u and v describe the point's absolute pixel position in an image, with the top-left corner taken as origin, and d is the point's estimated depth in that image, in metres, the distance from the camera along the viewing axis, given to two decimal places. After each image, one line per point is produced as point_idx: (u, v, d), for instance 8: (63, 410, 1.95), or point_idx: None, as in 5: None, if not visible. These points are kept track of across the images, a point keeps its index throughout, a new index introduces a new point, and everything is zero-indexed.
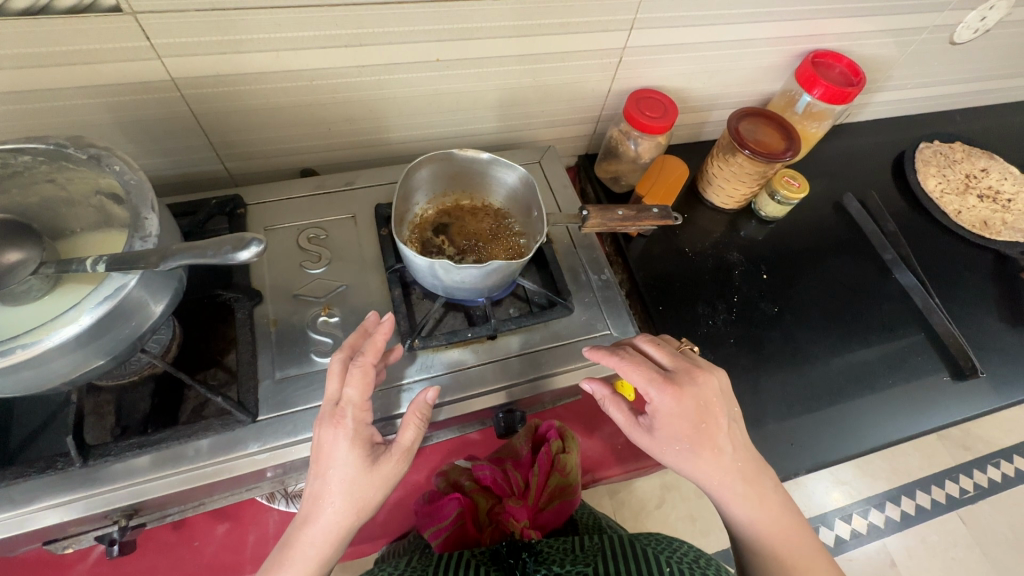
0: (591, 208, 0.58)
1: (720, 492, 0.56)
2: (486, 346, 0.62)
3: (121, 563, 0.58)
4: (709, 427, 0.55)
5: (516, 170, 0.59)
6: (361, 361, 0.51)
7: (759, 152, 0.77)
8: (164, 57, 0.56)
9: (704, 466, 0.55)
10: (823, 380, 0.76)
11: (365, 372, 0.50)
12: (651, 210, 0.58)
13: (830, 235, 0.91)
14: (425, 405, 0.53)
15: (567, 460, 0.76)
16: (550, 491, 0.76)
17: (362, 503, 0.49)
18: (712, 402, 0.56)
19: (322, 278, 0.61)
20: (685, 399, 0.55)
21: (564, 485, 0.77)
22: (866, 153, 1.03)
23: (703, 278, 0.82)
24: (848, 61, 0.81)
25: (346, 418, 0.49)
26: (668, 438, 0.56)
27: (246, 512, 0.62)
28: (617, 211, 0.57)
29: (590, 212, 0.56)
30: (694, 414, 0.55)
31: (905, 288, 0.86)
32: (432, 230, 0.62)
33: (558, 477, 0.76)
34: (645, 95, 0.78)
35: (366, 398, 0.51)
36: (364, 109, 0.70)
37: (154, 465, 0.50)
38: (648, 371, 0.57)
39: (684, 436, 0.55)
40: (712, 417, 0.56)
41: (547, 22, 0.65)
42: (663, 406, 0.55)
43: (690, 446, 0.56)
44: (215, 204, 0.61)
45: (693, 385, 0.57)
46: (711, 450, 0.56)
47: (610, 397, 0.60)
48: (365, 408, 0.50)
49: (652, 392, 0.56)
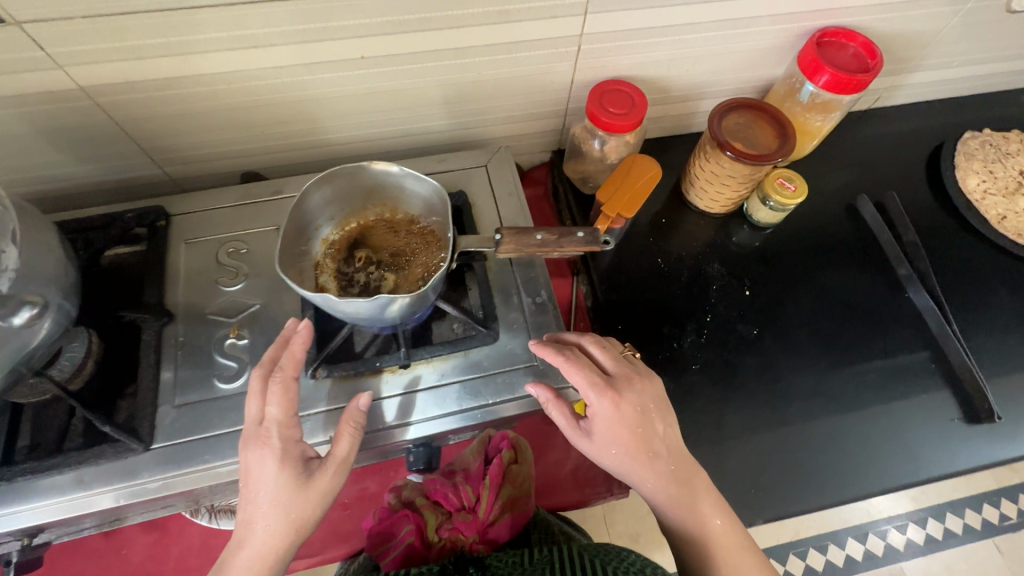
0: (509, 229, 0.52)
1: (657, 500, 0.53)
2: (397, 375, 0.57)
3: (52, 568, 0.60)
4: (646, 432, 0.52)
5: (427, 182, 0.54)
6: (282, 373, 0.48)
7: (741, 153, 0.67)
8: (65, 66, 0.53)
9: (643, 472, 0.52)
10: (803, 416, 0.68)
11: (287, 386, 0.48)
12: (577, 233, 0.52)
13: (837, 244, 0.79)
14: (360, 414, 0.51)
15: (518, 473, 0.73)
16: (503, 504, 0.72)
17: (299, 523, 0.46)
18: (651, 406, 0.53)
19: (237, 296, 0.59)
20: (625, 406, 0.52)
21: (518, 499, 0.72)
22: (895, 143, 0.89)
23: (674, 294, 0.74)
24: (864, 38, 0.68)
25: (272, 436, 0.47)
26: (606, 442, 0.52)
27: (172, 524, 0.62)
28: (534, 236, 0.51)
29: (503, 236, 0.50)
30: (635, 419, 0.52)
31: (920, 309, 0.74)
32: (348, 248, 0.59)
33: (507, 489, 0.72)
34: (610, 87, 0.69)
35: (292, 414, 0.48)
36: (295, 110, 0.66)
37: (52, 489, 0.50)
38: (590, 373, 0.52)
39: (625, 445, 0.52)
40: (651, 421, 0.53)
41: (481, 11, 0.58)
42: (601, 411, 0.52)
43: (628, 451, 0.52)
44: (132, 217, 0.59)
45: (633, 391, 0.53)
46: (648, 456, 0.52)
47: (555, 402, 0.54)
48: (292, 423, 0.48)
49: (590, 396, 0.52)
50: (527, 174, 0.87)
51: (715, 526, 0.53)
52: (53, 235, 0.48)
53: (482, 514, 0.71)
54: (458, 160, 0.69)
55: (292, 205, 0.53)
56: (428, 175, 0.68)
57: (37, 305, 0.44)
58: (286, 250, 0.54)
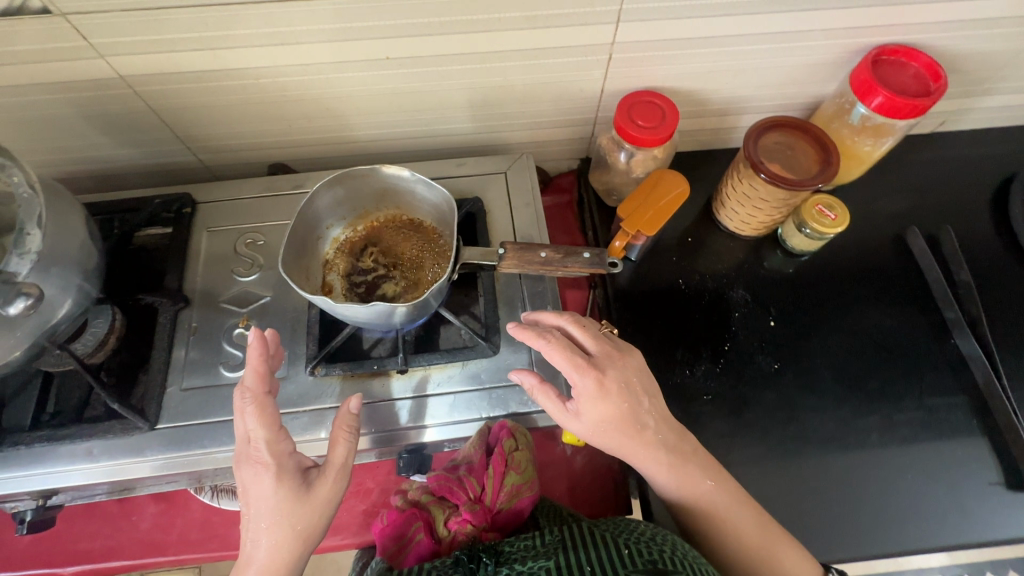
0: (515, 245, 0.54)
1: (647, 469, 0.56)
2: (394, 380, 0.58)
3: (68, 526, 0.63)
4: (631, 409, 0.54)
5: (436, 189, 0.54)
6: (253, 393, 0.47)
7: (775, 177, 0.62)
8: (106, 56, 0.56)
9: (628, 446, 0.55)
10: (820, 461, 0.64)
11: (264, 403, 0.47)
12: (581, 254, 0.54)
13: (878, 279, 0.74)
14: (351, 417, 0.51)
15: (526, 459, 0.57)
16: (510, 492, 0.57)
17: (306, 532, 0.46)
18: (634, 382, 0.54)
19: (250, 287, 0.61)
20: (609, 384, 0.53)
21: (524, 484, 0.58)
22: (958, 172, 0.81)
23: (693, 318, 0.71)
24: (927, 58, 0.63)
25: (262, 454, 0.46)
26: (594, 421, 0.53)
27: (178, 497, 0.65)
28: (536, 255, 0.52)
29: (506, 252, 0.52)
30: (619, 396, 0.53)
31: (965, 357, 0.67)
32: (357, 249, 0.60)
33: (514, 476, 0.57)
34: (640, 99, 0.66)
35: (278, 427, 0.48)
36: (322, 107, 0.66)
37: (65, 455, 0.54)
38: (572, 355, 0.53)
39: (612, 422, 0.53)
40: (636, 398, 0.54)
41: (506, 16, 0.56)
42: (586, 391, 0.52)
43: (616, 428, 0.54)
44: (159, 204, 0.63)
45: (615, 367, 0.54)
46: (632, 429, 0.54)
47: (540, 387, 0.54)
48: (280, 437, 0.48)
49: (575, 377, 0.53)
50: (553, 180, 0.85)
51: (704, 488, 0.56)
52: (80, 218, 0.51)
53: (490, 503, 0.57)
54: (478, 165, 0.68)
55: (303, 204, 0.54)
56: (446, 179, 0.67)
57: (31, 297, 0.43)
58: (294, 247, 0.55)
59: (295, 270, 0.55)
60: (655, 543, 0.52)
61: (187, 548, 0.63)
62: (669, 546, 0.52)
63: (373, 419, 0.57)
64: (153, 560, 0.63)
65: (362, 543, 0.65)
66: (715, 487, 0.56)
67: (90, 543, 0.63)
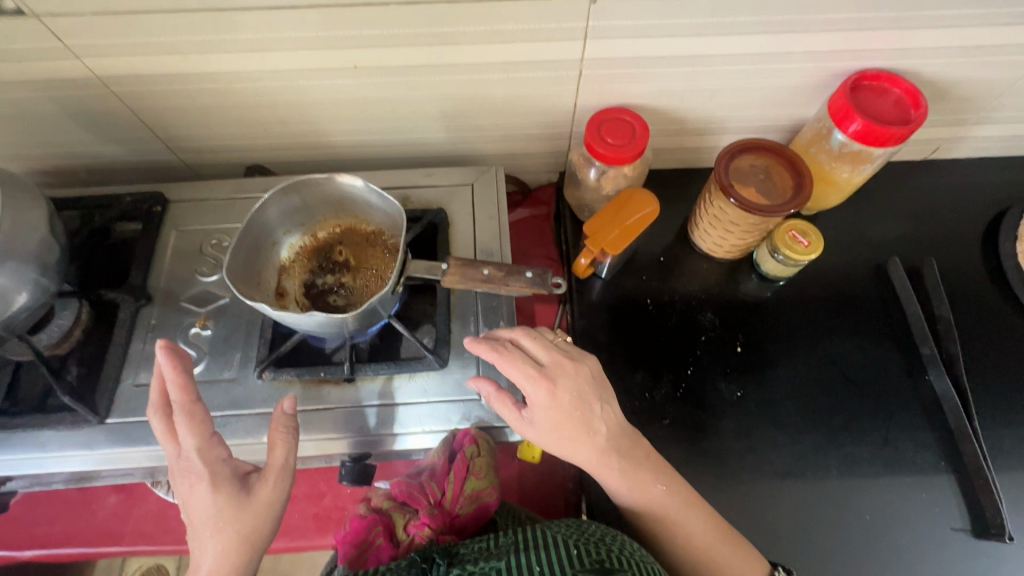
0: (458, 261, 0.58)
1: (599, 476, 0.54)
2: (341, 389, 0.59)
3: (29, 510, 0.65)
4: (584, 418, 0.52)
5: (389, 201, 0.56)
6: (178, 406, 0.47)
7: (746, 204, 0.61)
8: (82, 57, 0.57)
9: (583, 456, 0.53)
10: (775, 494, 0.62)
11: (192, 413, 0.47)
12: (525, 274, 0.57)
13: (855, 310, 0.71)
14: (287, 418, 0.50)
15: (488, 465, 0.56)
16: (470, 496, 0.56)
17: (250, 538, 0.45)
18: (589, 391, 0.53)
19: (209, 288, 0.64)
20: (561, 394, 0.52)
21: (484, 490, 0.57)
22: (950, 201, 0.78)
23: (657, 340, 0.70)
24: (909, 85, 0.61)
25: (195, 465, 0.46)
26: (547, 431, 0.53)
27: (136, 488, 0.66)
28: (480, 270, 0.56)
29: (450, 268, 0.56)
30: (572, 406, 0.52)
31: (938, 395, 0.65)
32: (316, 255, 0.62)
33: (475, 482, 0.56)
34: (611, 115, 0.65)
35: (209, 435, 0.47)
36: (295, 113, 0.67)
37: (23, 441, 0.56)
38: (524, 366, 0.52)
39: (565, 431, 0.52)
40: (590, 407, 0.53)
41: (471, 29, 0.56)
42: (538, 401, 0.52)
43: (571, 438, 0.53)
44: (130, 201, 0.66)
45: (570, 380, 0.53)
46: (586, 438, 0.53)
47: (496, 395, 0.54)
48: (214, 445, 0.47)
49: (527, 388, 0.52)
50: (532, 192, 0.85)
51: (657, 500, 0.54)
52: (42, 212, 0.52)
53: (449, 506, 0.56)
54: (447, 176, 0.71)
55: (255, 209, 0.56)
56: (414, 189, 0.70)
57: None
58: (245, 252, 0.57)
59: (246, 275, 0.57)
60: (603, 543, 0.49)
61: (140, 540, 0.64)
62: (617, 546, 0.49)
63: (320, 424, 0.58)
64: (107, 549, 0.64)
65: (310, 546, 0.64)
66: (669, 497, 0.54)
67: (48, 528, 0.64)
